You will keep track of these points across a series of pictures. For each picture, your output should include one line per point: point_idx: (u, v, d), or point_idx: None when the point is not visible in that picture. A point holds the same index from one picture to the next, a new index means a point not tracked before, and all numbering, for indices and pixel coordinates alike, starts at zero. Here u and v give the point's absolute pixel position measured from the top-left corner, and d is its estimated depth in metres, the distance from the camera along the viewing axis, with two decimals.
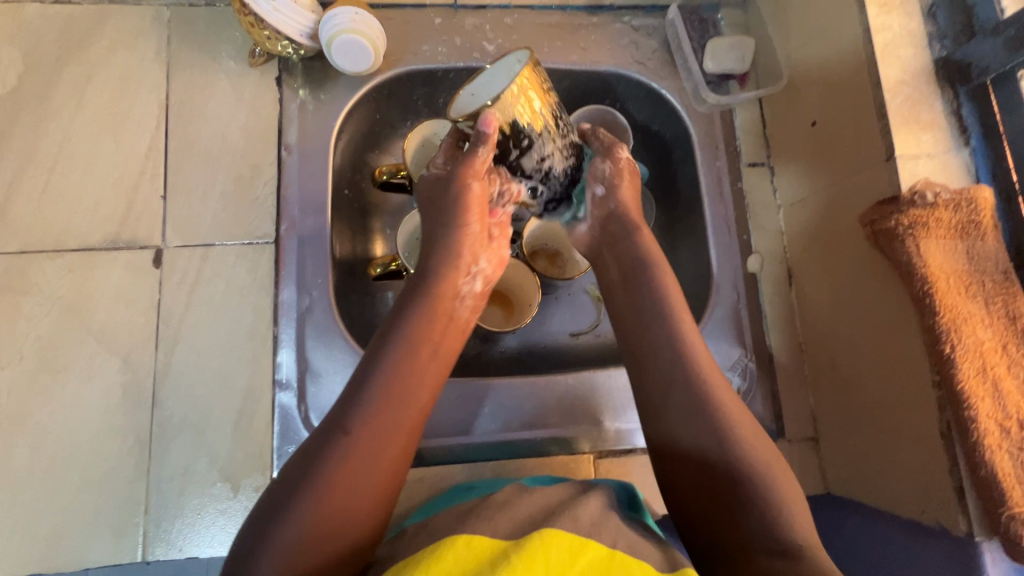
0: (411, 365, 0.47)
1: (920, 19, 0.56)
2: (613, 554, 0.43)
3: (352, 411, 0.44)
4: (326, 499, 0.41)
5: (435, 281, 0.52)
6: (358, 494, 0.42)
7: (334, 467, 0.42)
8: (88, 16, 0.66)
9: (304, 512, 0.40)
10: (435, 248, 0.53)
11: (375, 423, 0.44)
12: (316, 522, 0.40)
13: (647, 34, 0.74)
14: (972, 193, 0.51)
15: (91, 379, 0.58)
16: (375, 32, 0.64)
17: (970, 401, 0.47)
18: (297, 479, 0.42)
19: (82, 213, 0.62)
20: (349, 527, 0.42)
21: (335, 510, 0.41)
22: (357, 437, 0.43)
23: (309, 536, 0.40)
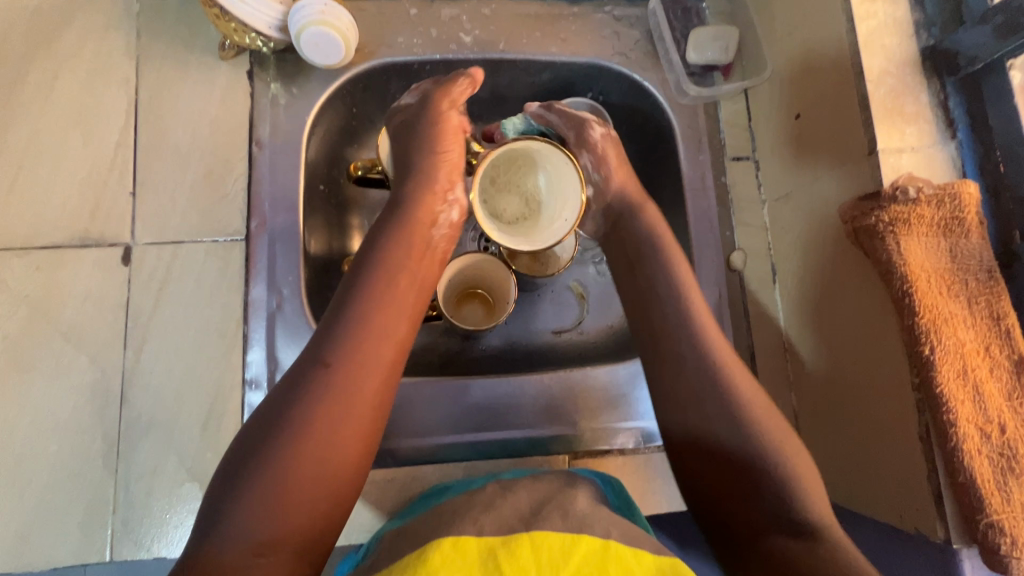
0: (389, 290, 0.49)
1: (906, 6, 0.54)
2: (607, 546, 0.41)
3: (330, 344, 0.45)
4: (310, 426, 0.42)
5: (413, 212, 0.54)
6: (339, 425, 0.42)
7: (315, 397, 0.43)
8: (56, 9, 0.65)
9: (288, 440, 0.41)
10: (412, 175, 0.57)
11: (354, 351, 0.45)
12: (301, 451, 0.41)
13: (629, 24, 0.72)
14: (957, 188, 0.48)
15: (59, 378, 0.58)
16: (346, 24, 0.62)
17: (950, 406, 0.45)
18: (279, 411, 0.42)
19: (51, 210, 0.61)
20: (331, 459, 0.42)
21: (317, 440, 0.41)
22: (337, 365, 0.44)
23: (293, 463, 0.40)
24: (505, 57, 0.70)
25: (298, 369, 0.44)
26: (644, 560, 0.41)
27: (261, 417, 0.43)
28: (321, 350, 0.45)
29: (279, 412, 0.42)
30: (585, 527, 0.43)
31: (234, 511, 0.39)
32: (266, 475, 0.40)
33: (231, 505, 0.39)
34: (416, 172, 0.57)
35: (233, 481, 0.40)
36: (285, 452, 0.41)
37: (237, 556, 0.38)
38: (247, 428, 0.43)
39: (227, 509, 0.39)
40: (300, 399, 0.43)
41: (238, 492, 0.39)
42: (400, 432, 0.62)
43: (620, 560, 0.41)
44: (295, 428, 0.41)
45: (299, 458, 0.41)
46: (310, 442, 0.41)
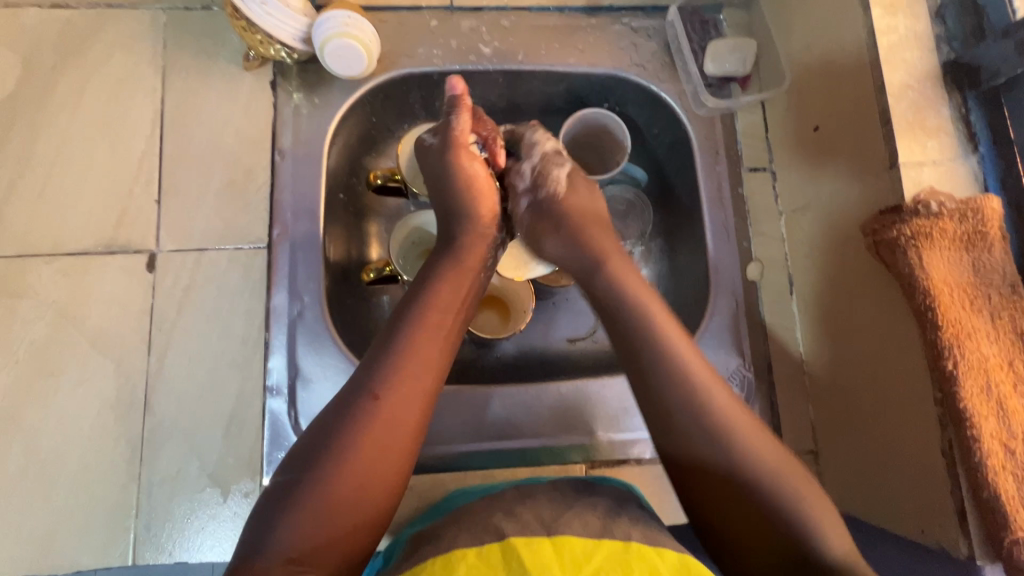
0: (437, 322, 0.49)
1: (927, 21, 0.54)
2: (629, 548, 0.42)
3: (377, 373, 0.46)
4: (356, 459, 0.42)
5: (459, 251, 0.55)
6: (386, 455, 0.43)
7: (364, 428, 0.43)
8: (86, 21, 0.66)
9: (337, 471, 0.42)
10: (459, 217, 0.58)
11: (402, 382, 0.46)
12: (349, 479, 0.42)
13: (646, 35, 0.73)
14: (979, 203, 0.48)
15: (84, 383, 0.59)
16: (368, 35, 0.63)
17: (973, 420, 0.45)
18: (326, 438, 0.43)
19: (78, 217, 0.62)
20: (377, 488, 0.43)
21: (363, 468, 0.42)
22: (388, 402, 0.45)
23: (341, 491, 0.41)
24: (523, 68, 0.71)
25: (344, 398, 0.45)
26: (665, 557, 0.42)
27: (308, 444, 0.43)
28: (370, 382, 0.45)
29: (327, 439, 0.43)
30: (605, 539, 0.44)
31: (279, 533, 0.40)
32: (314, 501, 0.41)
33: (275, 525, 0.40)
34: (461, 209, 0.58)
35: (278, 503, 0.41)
36: (333, 479, 0.41)
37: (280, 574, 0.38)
38: (295, 454, 0.43)
39: (273, 532, 0.39)
40: (349, 429, 0.43)
41: (286, 518, 0.40)
42: None
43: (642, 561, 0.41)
44: (343, 456, 0.42)
45: (346, 484, 0.41)
46: (358, 470, 0.42)
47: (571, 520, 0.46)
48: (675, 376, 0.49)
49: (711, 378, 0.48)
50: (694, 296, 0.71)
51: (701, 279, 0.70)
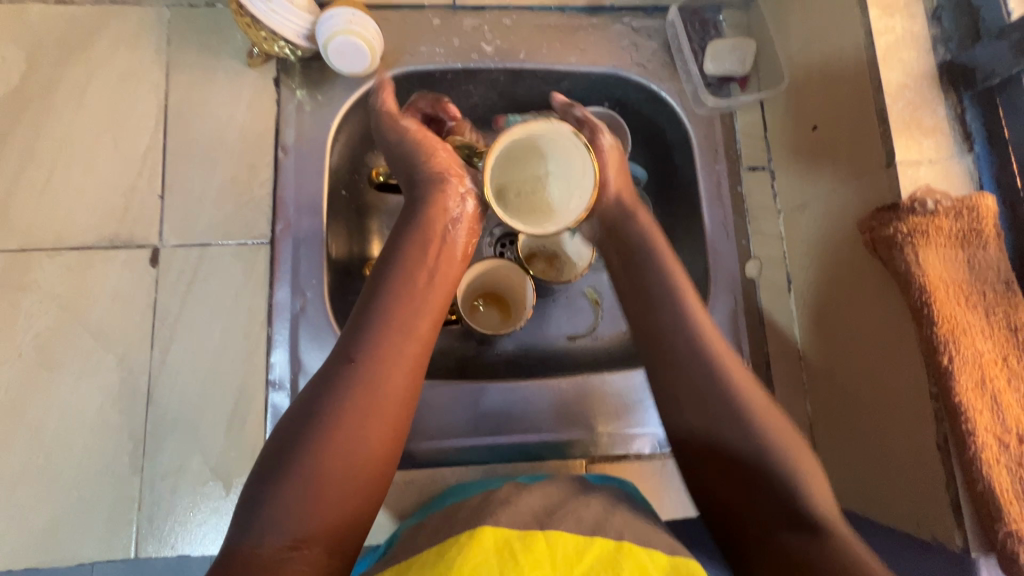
0: (413, 289, 0.50)
1: (923, 22, 0.55)
2: (621, 547, 0.42)
3: (353, 342, 0.46)
4: (336, 426, 0.43)
5: (422, 213, 0.53)
6: (368, 419, 0.44)
7: (342, 394, 0.44)
8: (90, 17, 0.66)
9: (319, 438, 0.42)
10: (417, 180, 0.56)
11: (378, 348, 0.46)
12: (328, 448, 0.42)
13: (647, 35, 0.74)
14: (974, 201, 0.49)
15: (88, 377, 0.59)
16: (371, 33, 0.64)
17: (968, 415, 0.46)
18: (307, 411, 0.43)
19: (82, 212, 0.62)
20: (362, 454, 0.43)
21: (345, 434, 0.43)
22: (360, 367, 0.45)
23: (324, 457, 0.42)
24: (525, 66, 0.71)
25: (325, 371, 0.45)
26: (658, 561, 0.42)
27: (291, 415, 0.44)
28: (346, 350, 0.46)
29: (308, 409, 0.43)
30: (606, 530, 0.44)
31: (270, 504, 0.40)
32: (299, 469, 0.41)
33: (266, 497, 0.40)
34: (417, 172, 0.56)
35: (266, 475, 0.41)
36: (316, 447, 0.42)
37: (278, 546, 0.39)
38: (280, 426, 0.44)
39: (262, 504, 0.40)
40: (328, 398, 0.44)
41: (274, 488, 0.41)
42: (419, 433, 0.63)
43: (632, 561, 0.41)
44: (325, 423, 0.43)
45: (329, 452, 0.42)
46: (341, 436, 0.42)
47: (572, 511, 0.46)
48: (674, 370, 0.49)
49: (710, 372, 0.49)
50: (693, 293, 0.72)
51: (700, 277, 0.71)
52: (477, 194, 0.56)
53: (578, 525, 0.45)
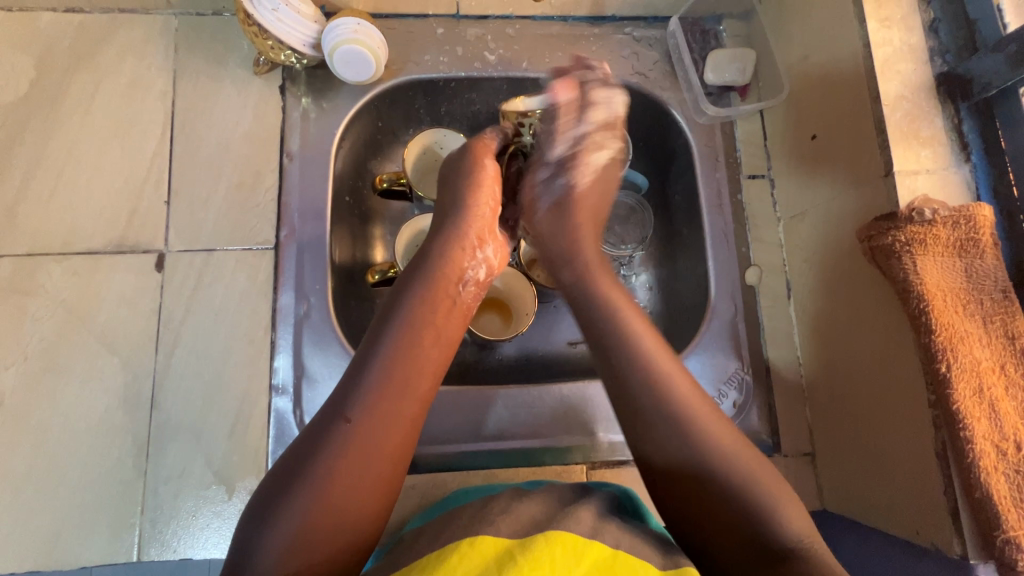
0: (414, 344, 0.48)
1: (921, 34, 0.56)
2: (616, 555, 0.43)
3: (351, 396, 0.45)
4: (328, 483, 0.42)
5: (437, 264, 0.53)
6: (360, 481, 0.43)
7: (334, 454, 0.43)
8: (99, 25, 0.67)
9: (308, 498, 0.41)
10: (443, 227, 0.55)
11: (377, 408, 0.45)
12: (318, 506, 0.41)
13: (648, 45, 0.75)
14: (971, 211, 0.50)
15: (93, 380, 0.59)
16: (376, 42, 0.64)
17: (966, 422, 0.46)
18: (300, 463, 0.43)
19: (88, 217, 0.63)
20: (350, 514, 0.42)
21: (335, 495, 0.42)
22: (359, 424, 0.44)
23: (311, 518, 0.41)
24: (527, 75, 0.72)
25: (321, 421, 0.45)
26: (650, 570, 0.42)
27: (282, 467, 0.44)
28: (344, 405, 0.45)
29: (300, 463, 0.43)
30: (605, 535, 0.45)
31: (255, 558, 0.40)
32: (285, 529, 0.40)
33: (252, 547, 0.40)
34: (444, 220, 0.55)
35: (253, 525, 0.41)
36: (305, 505, 0.41)
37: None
38: (271, 476, 0.43)
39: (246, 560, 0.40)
40: (321, 454, 0.43)
41: (260, 544, 0.40)
42: (421, 438, 0.64)
43: (627, 568, 0.42)
44: (316, 481, 0.42)
45: (317, 513, 0.41)
46: (329, 496, 0.42)
47: (572, 515, 0.47)
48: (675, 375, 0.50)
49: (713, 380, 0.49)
50: (694, 300, 0.72)
51: (700, 283, 0.72)
52: (493, 260, 0.57)
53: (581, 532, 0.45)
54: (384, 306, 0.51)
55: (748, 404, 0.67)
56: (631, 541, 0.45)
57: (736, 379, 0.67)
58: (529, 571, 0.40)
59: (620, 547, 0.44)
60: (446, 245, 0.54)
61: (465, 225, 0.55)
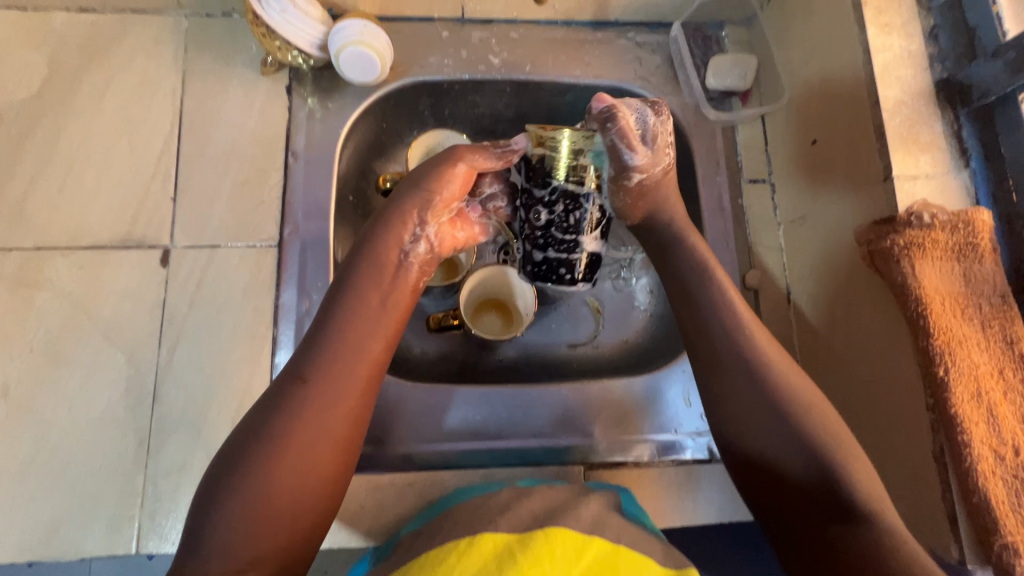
0: (363, 311, 0.51)
1: (921, 41, 0.57)
2: (617, 550, 0.43)
3: (308, 361, 0.47)
4: (289, 444, 0.44)
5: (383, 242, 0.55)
6: (319, 443, 0.45)
7: (288, 415, 0.45)
8: (111, 25, 0.69)
9: (263, 459, 0.43)
10: (394, 209, 0.56)
11: (331, 370, 0.48)
12: (280, 469, 0.43)
13: (650, 50, 0.75)
14: (970, 216, 0.50)
15: (96, 373, 0.60)
16: (382, 44, 0.65)
17: (965, 426, 0.46)
18: (263, 422, 0.45)
19: (96, 213, 0.64)
20: (309, 472, 0.44)
21: (289, 458, 0.44)
22: (314, 386, 0.46)
23: (267, 478, 0.42)
24: (531, 79, 0.73)
25: (282, 381, 0.47)
26: (651, 565, 0.43)
27: (242, 433, 0.45)
28: (302, 368, 0.47)
29: (261, 426, 0.44)
30: (603, 531, 0.45)
31: (218, 521, 0.41)
32: (242, 492, 0.42)
33: (216, 513, 0.41)
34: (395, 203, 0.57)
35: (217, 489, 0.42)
36: (262, 467, 0.43)
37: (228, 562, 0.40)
38: (231, 441, 0.45)
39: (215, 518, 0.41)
40: (279, 417, 0.45)
41: (222, 504, 0.41)
42: (420, 436, 0.64)
43: (627, 562, 0.43)
44: (279, 442, 0.44)
45: (278, 475, 0.43)
46: (282, 459, 0.43)
47: (571, 510, 0.47)
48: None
49: None
50: None
51: None
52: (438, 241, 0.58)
53: (580, 526, 0.45)
54: (338, 277, 0.54)
55: None
56: (630, 536, 0.46)
57: None
58: (529, 567, 0.40)
59: (619, 541, 0.45)
60: (392, 222, 0.55)
61: (413, 208, 0.56)
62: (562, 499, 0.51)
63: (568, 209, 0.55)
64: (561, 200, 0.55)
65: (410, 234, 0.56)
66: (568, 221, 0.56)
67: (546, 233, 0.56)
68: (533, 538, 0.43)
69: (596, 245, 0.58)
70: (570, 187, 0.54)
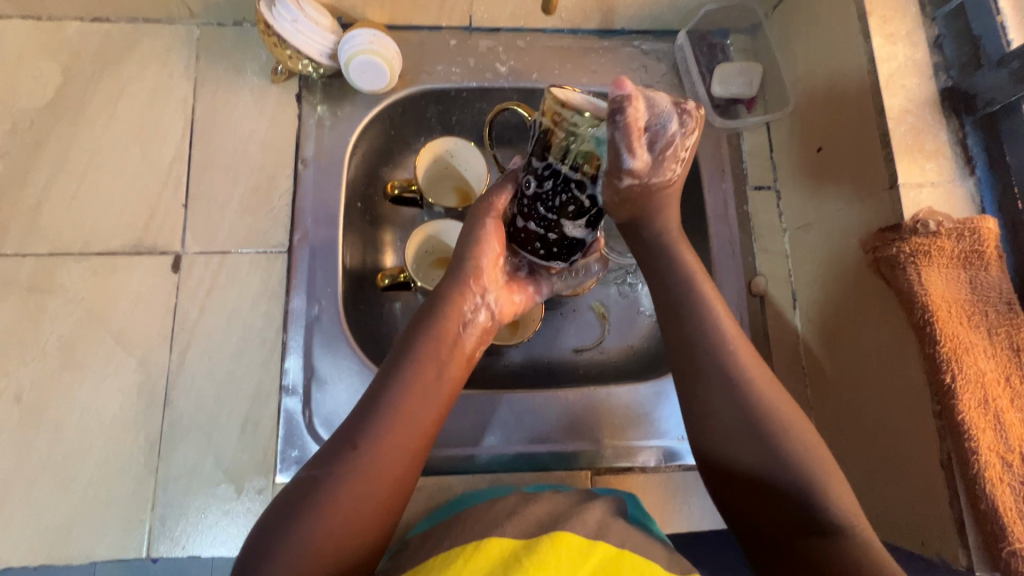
0: (420, 382, 0.49)
1: (925, 50, 0.57)
2: (622, 554, 0.44)
3: (363, 425, 0.46)
4: (338, 508, 0.43)
5: (439, 317, 0.53)
6: (365, 509, 0.44)
7: (340, 482, 0.44)
8: (124, 35, 0.70)
9: (315, 524, 0.42)
10: (445, 283, 0.55)
11: (386, 439, 0.46)
12: (331, 535, 0.42)
13: (656, 58, 0.76)
14: (976, 223, 0.50)
15: (108, 378, 0.61)
16: (391, 53, 0.66)
17: (971, 433, 0.46)
18: (311, 484, 0.44)
19: (109, 219, 0.65)
20: (354, 541, 0.43)
21: (337, 525, 0.42)
22: (365, 453, 0.45)
23: (313, 544, 0.41)
24: (537, 86, 0.74)
25: (329, 447, 0.46)
26: (656, 569, 0.43)
27: (290, 493, 0.44)
28: (354, 433, 0.46)
29: (312, 487, 0.43)
30: (607, 536, 0.45)
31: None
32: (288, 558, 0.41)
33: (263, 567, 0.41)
34: (446, 278, 0.55)
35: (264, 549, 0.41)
36: (311, 531, 0.42)
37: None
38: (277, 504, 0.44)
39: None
40: (329, 484, 0.44)
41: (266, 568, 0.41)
42: None
43: (634, 566, 0.43)
44: (326, 507, 0.43)
45: (325, 541, 0.42)
46: (331, 525, 0.42)
47: (578, 514, 0.48)
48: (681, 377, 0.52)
49: (723, 385, 0.50)
50: None
51: None
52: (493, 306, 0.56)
53: (588, 530, 0.45)
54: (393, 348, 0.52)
55: None
56: (637, 540, 0.46)
57: None
58: (536, 571, 0.41)
59: (626, 546, 0.45)
60: (446, 298, 0.54)
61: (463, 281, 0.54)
62: (570, 504, 0.51)
63: (558, 191, 0.47)
64: (554, 180, 0.47)
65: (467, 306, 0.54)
66: (556, 205, 0.48)
67: (529, 207, 0.50)
68: (540, 544, 0.43)
69: (581, 232, 0.50)
70: (566, 169, 0.46)
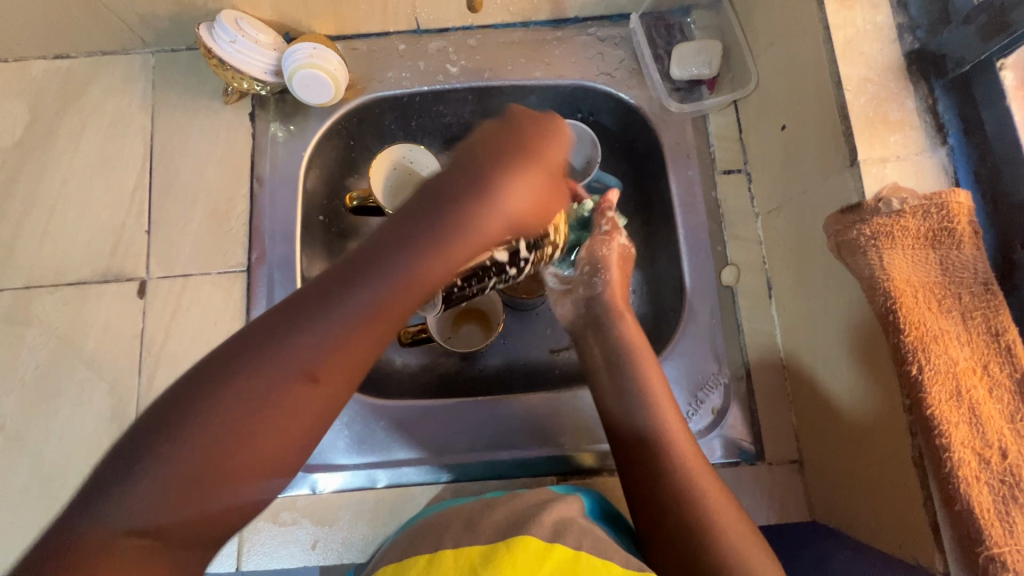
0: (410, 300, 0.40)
1: (887, 11, 0.52)
2: (578, 556, 0.42)
3: (322, 336, 0.37)
4: (246, 425, 0.36)
5: (489, 209, 0.43)
6: (278, 440, 0.37)
7: (253, 407, 0.36)
8: (84, 69, 0.72)
9: (212, 435, 0.35)
10: (520, 174, 0.45)
11: (346, 369, 0.38)
12: (228, 451, 0.35)
13: (613, 44, 0.73)
14: (944, 198, 0.46)
15: (83, 403, 0.63)
16: (334, 64, 0.66)
17: (942, 428, 0.42)
18: (227, 379, 0.36)
19: (78, 249, 0.67)
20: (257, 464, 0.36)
21: (245, 445, 0.36)
22: (315, 385, 0.37)
23: (187, 469, 0.34)
24: (490, 84, 0.72)
25: (270, 338, 0.37)
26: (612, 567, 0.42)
27: (226, 350, 0.38)
28: (306, 357, 0.37)
29: (229, 382, 0.36)
30: (559, 537, 0.44)
31: (130, 492, 0.33)
32: (162, 474, 0.34)
33: (138, 470, 0.34)
34: (522, 176, 0.45)
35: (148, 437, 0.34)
36: (207, 430, 0.35)
37: (102, 545, 0.32)
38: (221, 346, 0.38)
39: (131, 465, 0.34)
40: (250, 388, 0.36)
41: (154, 458, 0.34)
42: (393, 450, 0.65)
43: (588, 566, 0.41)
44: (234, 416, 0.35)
45: (218, 453, 0.35)
46: (222, 459, 0.35)
47: (535, 518, 0.46)
48: (625, 386, 0.58)
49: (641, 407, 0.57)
50: (671, 305, 0.70)
51: (677, 285, 0.70)
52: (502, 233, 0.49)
53: (542, 536, 0.44)
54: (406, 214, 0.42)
55: (728, 409, 0.65)
56: (593, 540, 0.44)
57: (713, 385, 0.65)
58: None
59: (581, 547, 0.43)
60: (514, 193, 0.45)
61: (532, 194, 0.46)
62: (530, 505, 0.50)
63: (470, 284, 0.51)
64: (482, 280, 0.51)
65: (530, 191, 0.46)
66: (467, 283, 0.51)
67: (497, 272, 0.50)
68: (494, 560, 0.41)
69: None
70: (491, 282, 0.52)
